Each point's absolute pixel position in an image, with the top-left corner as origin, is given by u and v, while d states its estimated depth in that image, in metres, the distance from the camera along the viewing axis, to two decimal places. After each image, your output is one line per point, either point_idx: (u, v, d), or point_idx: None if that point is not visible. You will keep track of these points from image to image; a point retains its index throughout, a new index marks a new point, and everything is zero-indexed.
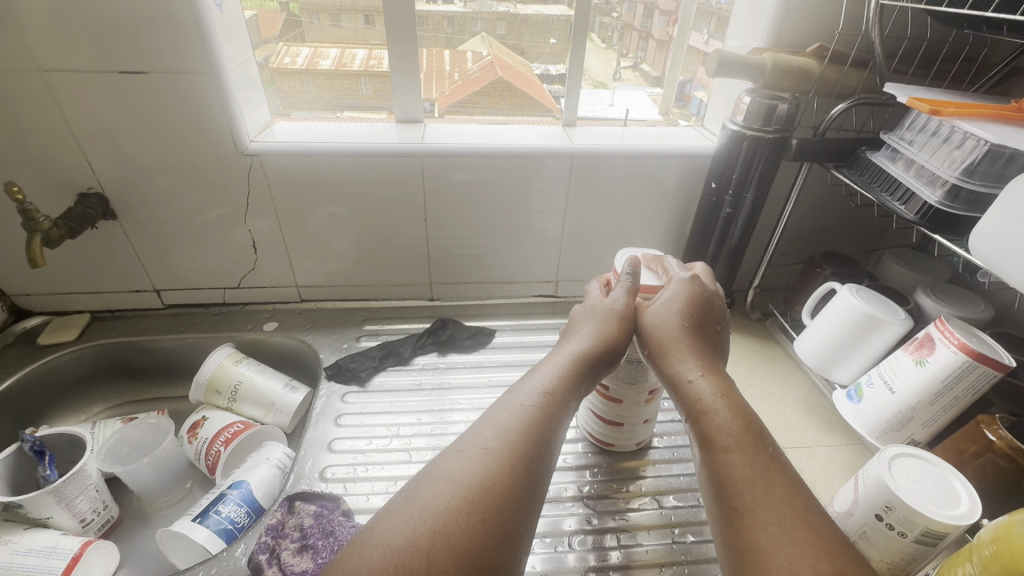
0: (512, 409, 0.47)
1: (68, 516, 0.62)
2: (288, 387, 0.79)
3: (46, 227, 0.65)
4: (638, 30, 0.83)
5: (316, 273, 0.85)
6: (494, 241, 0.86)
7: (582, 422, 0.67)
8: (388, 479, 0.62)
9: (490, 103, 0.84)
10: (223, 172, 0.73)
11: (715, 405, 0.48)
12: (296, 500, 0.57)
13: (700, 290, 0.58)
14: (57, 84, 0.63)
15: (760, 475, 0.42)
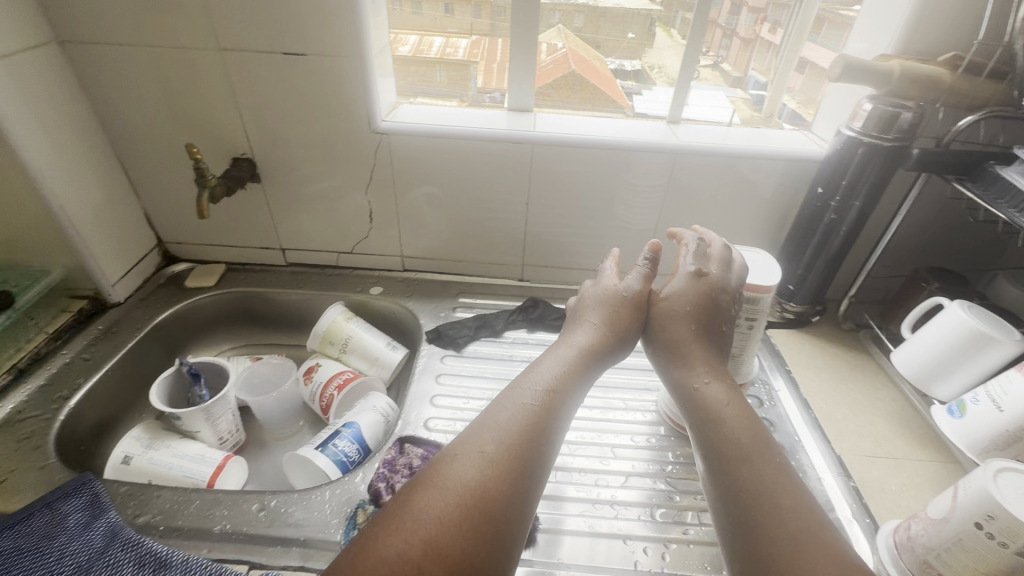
0: (507, 413, 0.48)
1: (211, 432, 0.73)
2: (390, 346, 0.87)
3: (213, 184, 0.75)
4: (723, 27, 0.82)
5: (420, 245, 0.93)
6: (587, 229, 0.90)
7: (665, 407, 0.70)
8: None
9: (560, 96, 0.88)
10: (355, 147, 0.80)
11: (722, 407, 0.51)
12: (405, 442, 0.64)
13: (714, 280, 0.60)
14: (230, 61, 0.73)
15: (770, 485, 0.44)
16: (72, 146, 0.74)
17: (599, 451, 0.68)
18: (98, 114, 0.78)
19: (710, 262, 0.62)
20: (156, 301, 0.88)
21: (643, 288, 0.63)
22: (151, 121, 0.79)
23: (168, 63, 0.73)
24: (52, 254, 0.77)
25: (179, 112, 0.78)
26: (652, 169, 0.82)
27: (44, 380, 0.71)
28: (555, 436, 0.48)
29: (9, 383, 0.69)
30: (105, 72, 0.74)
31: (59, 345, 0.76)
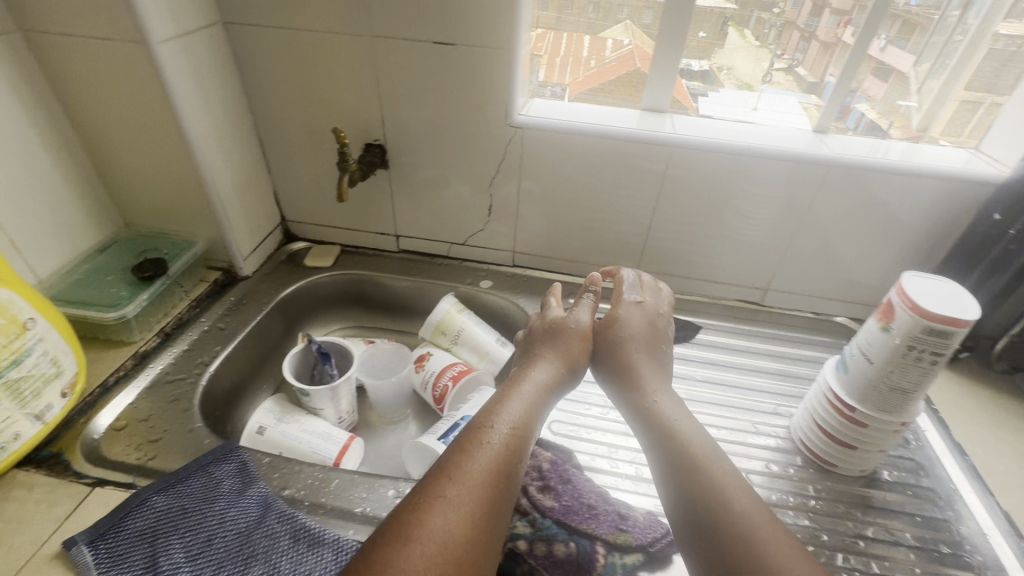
0: (463, 452, 0.48)
1: (333, 411, 0.74)
2: (500, 342, 0.86)
3: (353, 169, 0.76)
4: (800, 29, 0.79)
5: (534, 242, 0.91)
6: (710, 238, 0.85)
7: (801, 435, 0.67)
8: (609, 445, 0.66)
9: (621, 95, 0.85)
10: (488, 140, 0.80)
11: (680, 425, 0.54)
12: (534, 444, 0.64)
13: (638, 310, 0.68)
14: (380, 48, 0.73)
15: (726, 494, 0.47)
16: (225, 124, 0.77)
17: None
18: (246, 94, 0.81)
19: (644, 291, 0.71)
20: (279, 277, 0.91)
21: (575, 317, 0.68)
22: (295, 104, 0.81)
23: (321, 47, 0.75)
24: (197, 226, 0.81)
25: (322, 96, 0.80)
26: (794, 180, 0.76)
27: (187, 345, 0.75)
28: (519, 464, 0.49)
29: (157, 346, 0.73)
30: (260, 55, 0.77)
31: (198, 313, 0.80)
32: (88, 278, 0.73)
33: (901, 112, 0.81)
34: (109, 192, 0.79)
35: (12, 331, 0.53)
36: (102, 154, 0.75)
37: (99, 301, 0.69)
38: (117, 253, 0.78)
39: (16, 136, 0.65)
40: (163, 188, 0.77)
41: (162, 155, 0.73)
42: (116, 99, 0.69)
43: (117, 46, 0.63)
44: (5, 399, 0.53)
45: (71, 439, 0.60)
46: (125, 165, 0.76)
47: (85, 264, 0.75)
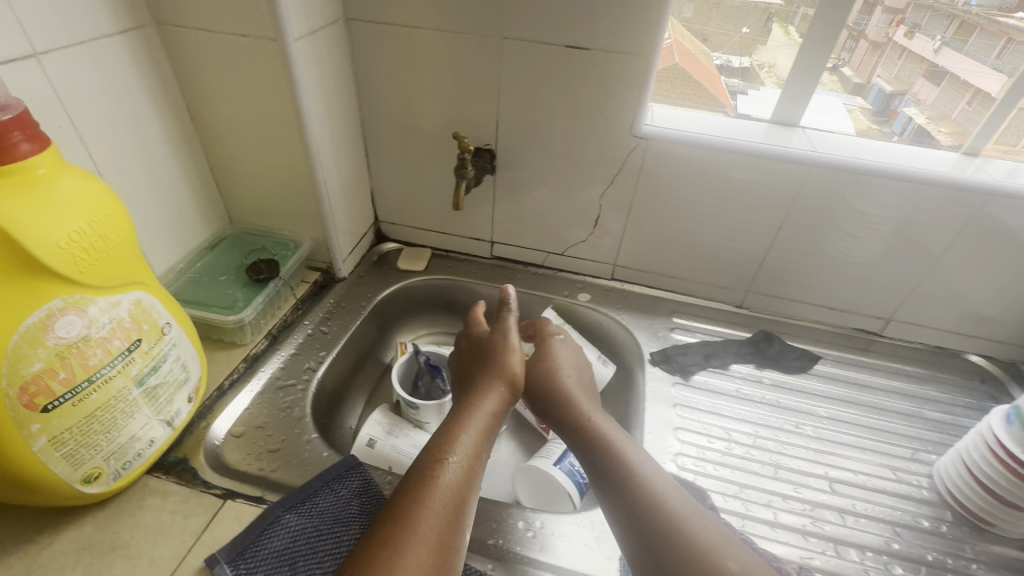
0: (412, 501, 0.45)
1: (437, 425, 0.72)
2: (601, 360, 0.82)
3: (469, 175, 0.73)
4: (849, 27, 0.70)
5: (639, 256, 0.87)
6: (834, 263, 0.80)
7: (949, 483, 0.62)
8: (737, 484, 0.62)
9: (660, 91, 0.78)
10: (606, 150, 0.76)
11: (604, 432, 0.57)
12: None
13: (561, 345, 0.68)
14: (507, 51, 0.70)
15: (660, 502, 0.50)
16: (339, 123, 0.75)
17: (877, 526, 0.59)
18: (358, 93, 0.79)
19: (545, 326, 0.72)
20: (374, 280, 0.90)
21: (498, 333, 0.63)
22: (407, 104, 0.79)
23: (444, 47, 0.72)
24: (303, 226, 0.79)
25: (437, 97, 0.77)
26: (946, 207, 0.70)
27: (293, 349, 0.73)
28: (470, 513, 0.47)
29: (266, 348, 0.72)
30: (380, 53, 0.75)
31: (301, 314, 0.78)
32: (201, 276, 0.72)
33: (952, 116, 0.74)
34: (220, 188, 0.78)
35: (153, 337, 0.52)
36: (218, 150, 0.74)
37: (216, 303, 0.68)
38: (227, 251, 0.77)
39: (144, 131, 0.64)
40: (274, 186, 0.76)
41: (278, 154, 0.72)
42: (241, 96, 0.67)
43: (251, 42, 0.61)
44: (145, 405, 0.51)
45: (194, 444, 0.59)
46: (239, 162, 0.74)
47: (197, 262, 0.74)
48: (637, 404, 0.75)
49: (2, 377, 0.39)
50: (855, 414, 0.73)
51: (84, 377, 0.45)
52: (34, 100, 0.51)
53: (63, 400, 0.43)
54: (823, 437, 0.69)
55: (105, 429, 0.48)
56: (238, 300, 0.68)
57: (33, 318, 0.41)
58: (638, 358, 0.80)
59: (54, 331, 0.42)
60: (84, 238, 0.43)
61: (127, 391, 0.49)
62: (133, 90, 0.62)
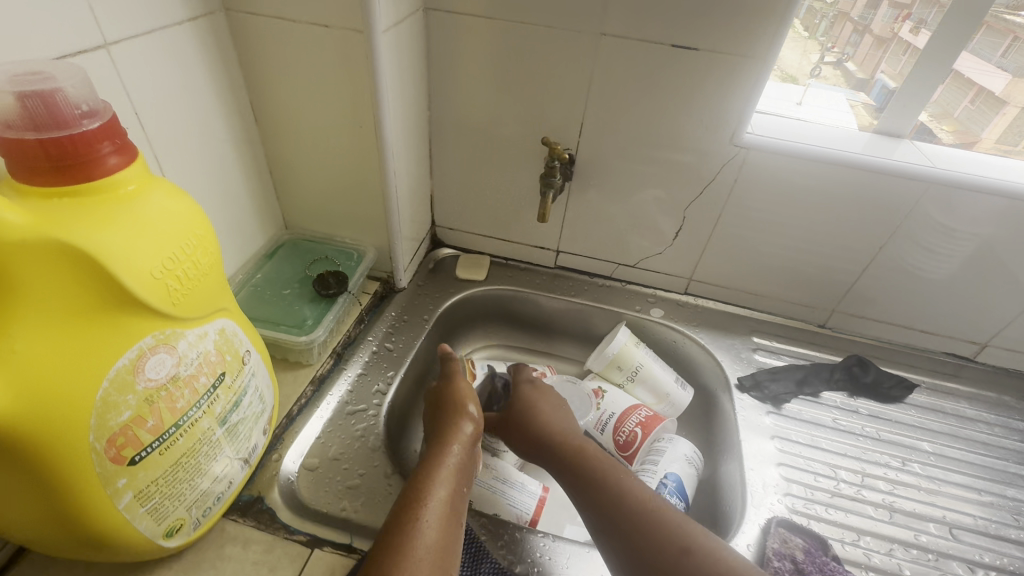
0: (394, 540, 0.47)
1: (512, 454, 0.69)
2: (678, 382, 0.77)
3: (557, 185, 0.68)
4: (853, 21, 0.72)
5: (719, 271, 0.82)
6: (936, 285, 0.74)
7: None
8: (854, 530, 0.58)
9: None
10: (699, 160, 0.70)
11: (580, 449, 0.62)
12: (773, 527, 0.56)
13: (539, 394, 0.70)
14: (605, 50, 0.64)
15: (636, 504, 0.53)
16: (411, 123, 0.69)
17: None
18: (429, 89, 0.73)
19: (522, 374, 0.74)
20: (433, 291, 0.84)
21: (453, 386, 0.66)
22: (482, 103, 0.73)
23: (532, 43, 0.66)
24: (367, 233, 0.73)
25: (517, 97, 0.71)
26: None
27: (360, 369, 0.68)
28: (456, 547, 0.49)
29: (331, 368, 0.66)
30: (458, 47, 0.69)
31: (363, 329, 0.72)
32: (263, 289, 0.66)
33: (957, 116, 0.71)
34: (278, 191, 0.72)
35: (236, 369, 0.46)
36: (281, 150, 0.68)
37: (285, 321, 0.62)
38: (285, 260, 0.71)
39: (209, 130, 0.58)
40: (339, 191, 0.70)
41: (348, 157, 0.66)
42: (314, 93, 0.61)
43: (334, 34, 0.55)
44: (226, 445, 0.46)
45: (269, 481, 0.54)
46: (303, 163, 0.68)
47: (257, 273, 0.68)
48: (727, 434, 0.70)
49: (91, 430, 0.34)
50: (961, 449, 0.69)
51: (172, 422, 0.39)
52: (106, 97, 0.45)
53: (150, 450, 0.38)
54: (933, 475, 0.65)
55: (189, 476, 0.42)
56: (308, 318, 0.63)
57: (124, 359, 0.35)
58: (722, 382, 0.75)
59: (144, 373, 0.36)
60: (176, 265, 0.37)
61: (211, 432, 0.44)
62: (201, 85, 0.55)
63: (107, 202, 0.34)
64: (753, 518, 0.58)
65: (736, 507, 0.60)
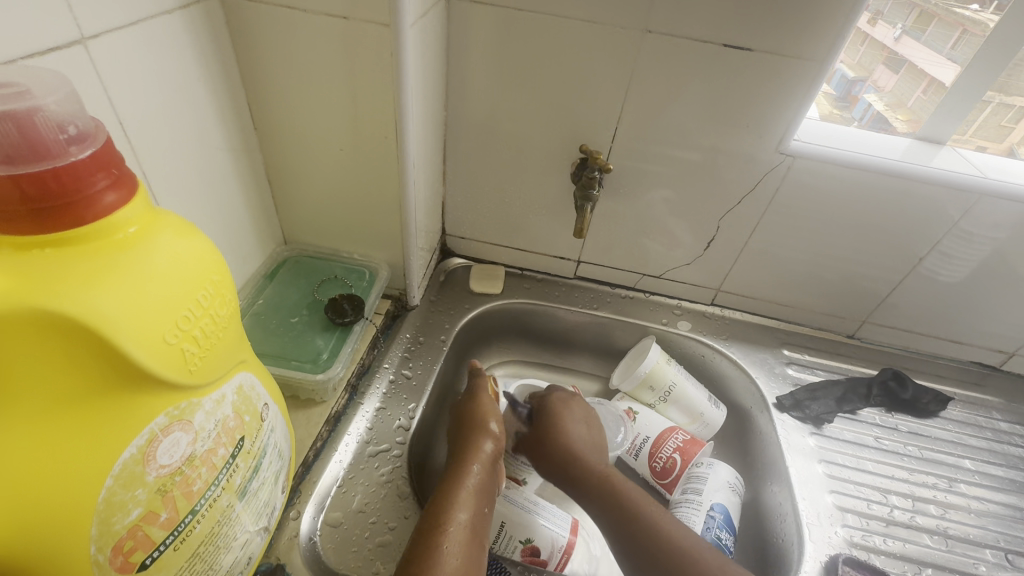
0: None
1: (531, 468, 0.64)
2: (712, 400, 0.73)
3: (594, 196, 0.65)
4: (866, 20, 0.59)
5: (749, 282, 0.78)
6: (973, 297, 0.72)
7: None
8: (915, 562, 0.56)
9: None
10: (740, 167, 0.66)
11: (603, 468, 0.59)
12: (840, 565, 0.54)
13: (573, 402, 0.66)
14: (648, 48, 0.59)
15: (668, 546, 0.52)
16: (430, 127, 0.62)
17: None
18: (445, 87, 0.66)
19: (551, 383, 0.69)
20: (447, 306, 0.77)
21: (474, 402, 0.62)
22: (505, 104, 0.67)
23: (566, 39, 0.60)
24: (379, 248, 0.66)
25: (544, 97, 0.65)
26: None
27: (378, 401, 0.61)
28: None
29: (347, 402, 0.60)
30: (481, 41, 0.62)
31: (377, 355, 0.66)
32: (268, 317, 0.59)
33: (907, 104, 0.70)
34: (277, 203, 0.64)
35: (255, 429, 0.39)
36: (283, 157, 0.59)
37: (297, 355, 0.55)
38: (288, 281, 0.63)
39: (205, 138, 0.50)
40: (350, 202, 0.62)
41: (362, 166, 0.58)
42: (326, 94, 0.53)
43: (354, 28, 0.48)
44: (248, 519, 0.39)
45: (290, 544, 0.47)
46: (309, 172, 0.60)
47: (258, 298, 0.60)
48: (770, 457, 0.67)
49: (91, 540, 0.27)
50: (1002, 466, 0.68)
51: (189, 509, 0.32)
52: (89, 105, 0.37)
53: (164, 548, 0.31)
54: (980, 496, 0.64)
55: (207, 565, 0.35)
56: (322, 350, 0.56)
57: (131, 447, 0.28)
58: (759, 400, 0.72)
59: (155, 460, 0.29)
60: (192, 324, 0.30)
61: (231, 509, 0.37)
62: (195, 85, 0.47)
63: (104, 253, 0.26)
64: (814, 554, 0.55)
65: (792, 541, 0.58)
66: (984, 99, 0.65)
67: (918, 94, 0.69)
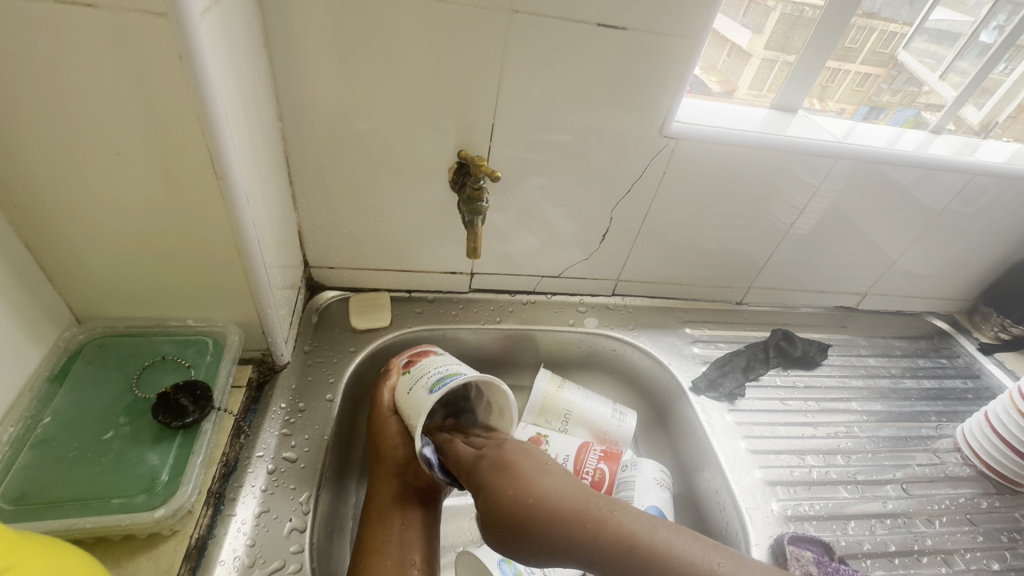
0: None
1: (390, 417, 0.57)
2: (617, 412, 0.67)
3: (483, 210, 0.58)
4: None
5: (646, 267, 0.76)
6: (836, 252, 0.78)
7: (974, 443, 0.68)
8: (840, 518, 0.60)
9: None
10: (625, 155, 0.62)
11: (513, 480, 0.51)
12: (787, 544, 0.56)
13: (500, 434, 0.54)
14: (515, 31, 0.51)
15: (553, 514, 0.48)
16: (261, 143, 0.48)
17: (957, 522, 0.63)
18: (272, 90, 0.53)
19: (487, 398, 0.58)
20: (327, 354, 0.64)
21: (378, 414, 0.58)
22: (355, 105, 0.55)
23: (419, 24, 0.50)
24: (220, 308, 0.51)
25: (404, 95, 0.55)
26: (947, 186, 0.71)
27: (257, 505, 0.48)
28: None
29: (213, 520, 0.45)
30: (311, 30, 0.50)
31: (246, 443, 0.51)
32: (62, 439, 0.42)
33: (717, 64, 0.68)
34: (48, 270, 0.45)
35: None
36: (40, 210, 0.42)
37: (121, 487, 0.40)
38: (91, 378, 0.46)
39: None
40: (163, 256, 0.46)
41: (170, 208, 0.43)
42: (88, 117, 0.37)
43: (112, 20, 0.33)
44: None
45: None
46: (90, 225, 0.43)
47: (42, 415, 0.43)
48: (697, 444, 0.66)
49: None
50: (880, 399, 0.75)
51: None
52: None
53: None
54: (871, 434, 0.70)
55: None
56: (160, 470, 0.42)
57: None
58: (675, 388, 0.71)
59: None
60: None
61: None
62: None
63: None
64: (760, 539, 0.56)
65: (736, 530, 0.58)
66: (828, 68, 0.70)
67: (724, 56, 0.68)
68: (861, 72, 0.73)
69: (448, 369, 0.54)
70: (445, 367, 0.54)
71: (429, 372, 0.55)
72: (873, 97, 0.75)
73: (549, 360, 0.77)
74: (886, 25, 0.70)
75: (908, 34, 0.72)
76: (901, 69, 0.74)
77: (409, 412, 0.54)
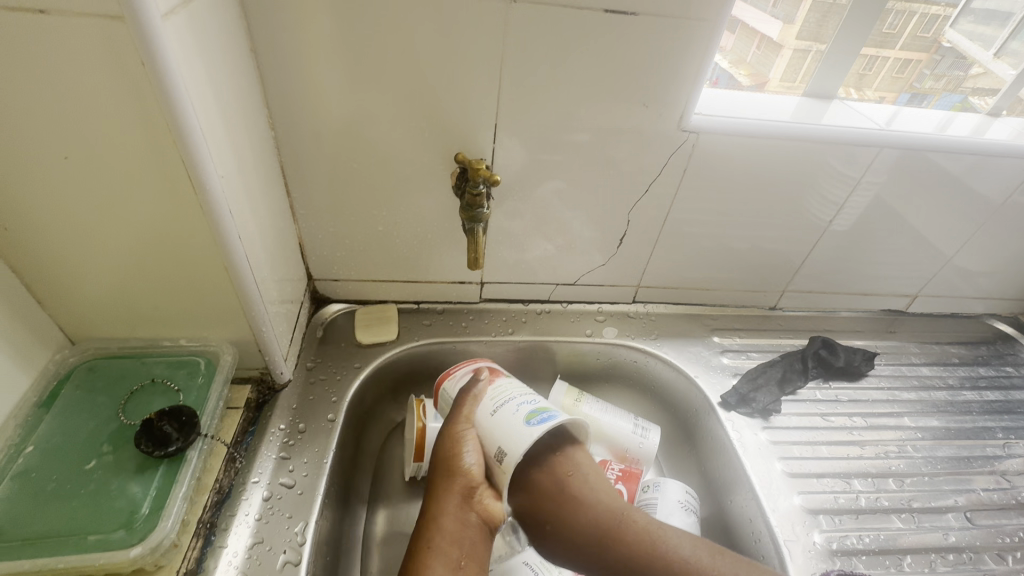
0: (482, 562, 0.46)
1: (488, 380, 0.54)
2: (639, 429, 0.62)
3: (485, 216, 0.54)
4: None
5: (669, 272, 0.71)
6: (879, 251, 0.71)
7: None
8: (893, 552, 0.54)
9: None
10: (641, 152, 0.57)
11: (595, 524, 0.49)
12: None
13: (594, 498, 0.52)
14: (515, 23, 0.48)
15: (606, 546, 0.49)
16: (249, 155, 0.46)
17: None
18: (263, 97, 0.50)
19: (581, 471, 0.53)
20: (331, 370, 0.62)
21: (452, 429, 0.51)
22: (351, 110, 0.52)
23: (412, 19, 0.47)
24: (213, 327, 0.49)
25: (399, 96, 0.51)
26: (1006, 175, 0.63)
27: (249, 536, 0.45)
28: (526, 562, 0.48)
29: (202, 554, 0.43)
30: (299, 31, 0.47)
31: (241, 468, 0.49)
32: (44, 471, 0.41)
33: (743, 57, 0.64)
34: (35, 293, 0.44)
35: None
36: (15, 236, 0.40)
37: (100, 523, 0.39)
38: (78, 404, 0.46)
39: None
40: (149, 277, 0.45)
41: (151, 227, 0.41)
42: (58, 137, 0.35)
43: (69, 30, 0.31)
44: None
45: None
46: (69, 248, 0.42)
47: (25, 445, 0.42)
48: (727, 465, 0.60)
49: None
50: (936, 414, 0.68)
51: None
52: None
53: None
54: (927, 454, 0.63)
55: None
56: (141, 502, 0.41)
57: None
58: (703, 403, 0.65)
59: None
60: None
61: None
62: None
63: None
64: None
65: (774, 565, 0.52)
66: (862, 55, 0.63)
67: (753, 49, 0.63)
68: (901, 57, 0.66)
69: (536, 402, 0.51)
70: (533, 399, 0.51)
71: (515, 399, 0.51)
72: (914, 83, 0.68)
73: (567, 372, 0.72)
74: (926, 9, 0.63)
75: (953, 16, 0.65)
76: (946, 51, 0.67)
77: (519, 393, 0.52)
